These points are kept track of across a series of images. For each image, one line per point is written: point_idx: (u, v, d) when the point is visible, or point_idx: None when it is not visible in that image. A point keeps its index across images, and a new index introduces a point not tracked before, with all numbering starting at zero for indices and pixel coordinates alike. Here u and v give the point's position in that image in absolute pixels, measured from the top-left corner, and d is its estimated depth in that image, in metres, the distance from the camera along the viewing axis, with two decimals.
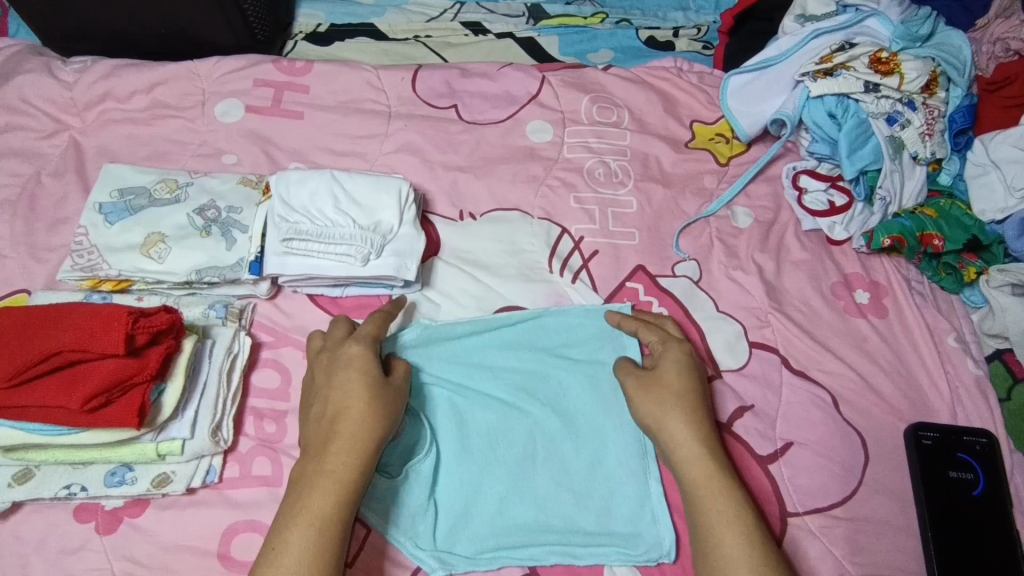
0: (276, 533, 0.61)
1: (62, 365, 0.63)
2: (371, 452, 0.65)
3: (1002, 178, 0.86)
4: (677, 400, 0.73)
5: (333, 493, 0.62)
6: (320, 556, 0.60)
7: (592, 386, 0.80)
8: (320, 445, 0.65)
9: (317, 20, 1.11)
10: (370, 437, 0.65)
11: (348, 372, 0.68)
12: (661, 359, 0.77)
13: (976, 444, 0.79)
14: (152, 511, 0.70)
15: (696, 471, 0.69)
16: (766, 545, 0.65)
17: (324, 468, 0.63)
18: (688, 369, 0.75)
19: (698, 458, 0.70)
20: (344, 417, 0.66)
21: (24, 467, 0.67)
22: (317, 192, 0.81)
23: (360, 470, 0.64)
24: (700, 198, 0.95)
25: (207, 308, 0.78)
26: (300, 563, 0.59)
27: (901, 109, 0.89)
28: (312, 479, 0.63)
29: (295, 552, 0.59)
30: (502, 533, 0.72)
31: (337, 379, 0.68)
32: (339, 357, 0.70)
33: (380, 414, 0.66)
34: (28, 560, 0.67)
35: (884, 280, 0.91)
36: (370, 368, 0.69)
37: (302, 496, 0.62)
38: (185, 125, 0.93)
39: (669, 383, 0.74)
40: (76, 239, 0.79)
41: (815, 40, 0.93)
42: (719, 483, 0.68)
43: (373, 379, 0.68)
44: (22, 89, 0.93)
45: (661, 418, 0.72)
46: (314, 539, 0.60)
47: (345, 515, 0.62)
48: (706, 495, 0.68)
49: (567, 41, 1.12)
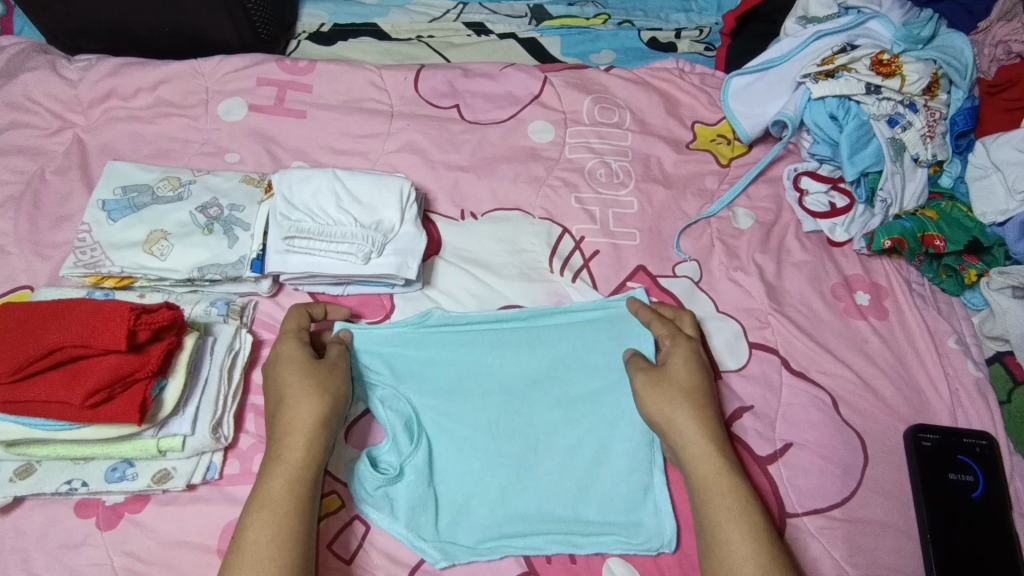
0: (244, 521, 0.63)
1: (64, 360, 0.63)
2: (312, 431, 0.67)
3: (1003, 180, 0.85)
4: (684, 395, 0.73)
5: (285, 475, 0.65)
6: (280, 535, 0.62)
7: (603, 377, 0.80)
8: (271, 434, 0.68)
9: (320, 20, 1.11)
10: (312, 416, 0.68)
11: (295, 363, 0.72)
12: (670, 356, 0.77)
13: (975, 446, 0.79)
14: (152, 507, 0.70)
15: (705, 465, 0.70)
16: (774, 540, 0.66)
17: (276, 455, 0.66)
18: (693, 367, 0.76)
19: (705, 452, 0.70)
20: (287, 405, 0.69)
21: (26, 462, 0.68)
22: (318, 190, 0.81)
23: (306, 447, 0.67)
24: (700, 199, 0.95)
25: (209, 305, 0.79)
26: (258, 542, 0.61)
27: (902, 111, 0.89)
28: (267, 466, 0.66)
29: (254, 536, 0.61)
30: (505, 523, 0.72)
31: (278, 372, 0.72)
32: (280, 353, 0.74)
33: (326, 394, 0.70)
34: (29, 555, 0.67)
35: (884, 281, 0.91)
36: (297, 359, 0.72)
37: (258, 485, 0.65)
38: (189, 124, 0.93)
39: (678, 379, 0.75)
40: (79, 236, 0.80)
41: (816, 41, 0.93)
42: (728, 478, 0.68)
43: (310, 366, 0.72)
44: (26, 86, 0.93)
45: (672, 412, 0.72)
46: (272, 517, 0.62)
47: (300, 495, 0.64)
48: (714, 488, 0.68)
49: (569, 42, 1.12)
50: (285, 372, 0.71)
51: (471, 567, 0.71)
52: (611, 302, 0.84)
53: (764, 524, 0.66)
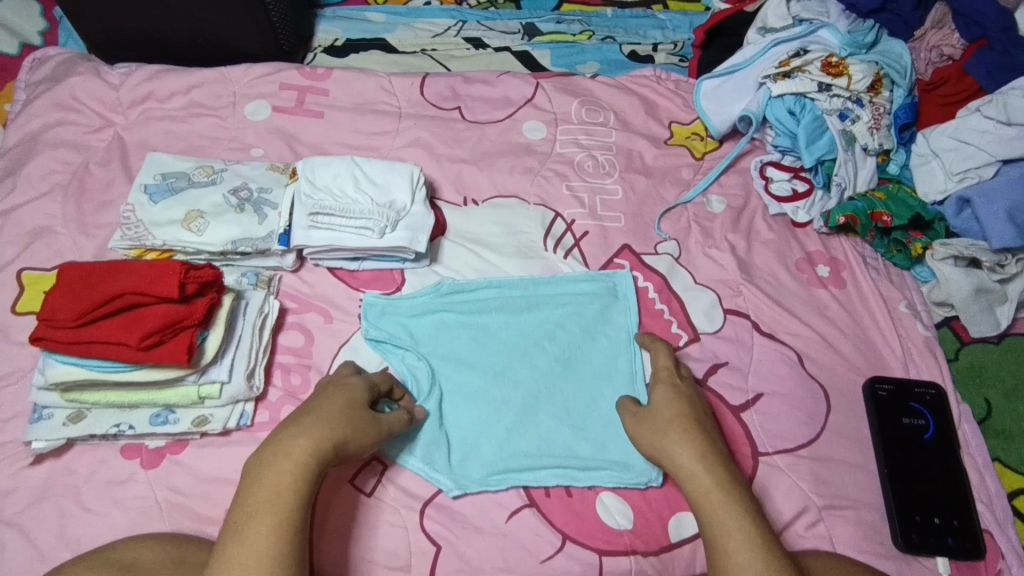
0: (243, 508, 0.64)
1: (122, 308, 0.71)
2: (326, 447, 0.68)
3: (942, 164, 0.98)
4: (669, 425, 0.78)
5: (289, 470, 0.65)
6: (277, 531, 0.62)
7: (598, 340, 0.91)
8: (277, 433, 0.68)
9: (334, 35, 1.24)
10: (331, 437, 0.68)
11: (339, 393, 0.74)
12: (654, 393, 0.82)
13: (926, 394, 0.90)
14: (191, 449, 0.78)
15: (698, 487, 0.73)
16: (768, 548, 0.69)
17: (282, 448, 0.66)
18: (675, 399, 0.80)
19: (698, 474, 0.74)
20: (313, 417, 0.69)
21: (77, 409, 0.76)
22: (338, 174, 0.91)
23: (315, 453, 0.67)
24: (678, 187, 1.06)
25: (239, 276, 0.89)
26: (257, 536, 0.62)
27: (851, 106, 1.03)
28: (269, 457, 0.66)
29: (254, 529, 0.62)
30: (510, 459, 0.82)
31: (324, 394, 0.74)
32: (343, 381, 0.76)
33: (352, 426, 0.71)
34: (80, 490, 0.76)
35: (842, 256, 1.01)
36: (359, 394, 0.75)
37: (257, 472, 0.66)
38: (218, 123, 1.04)
39: (661, 411, 0.79)
40: (124, 214, 0.89)
41: (774, 48, 1.07)
42: (721, 496, 0.72)
43: (358, 399, 0.74)
44: (73, 89, 1.03)
45: (662, 443, 0.77)
46: (273, 514, 0.63)
47: (298, 495, 0.65)
48: (709, 509, 0.72)
49: (558, 54, 1.25)
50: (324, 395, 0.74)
51: (481, 497, 0.80)
52: (601, 274, 0.96)
53: (764, 534, 0.70)
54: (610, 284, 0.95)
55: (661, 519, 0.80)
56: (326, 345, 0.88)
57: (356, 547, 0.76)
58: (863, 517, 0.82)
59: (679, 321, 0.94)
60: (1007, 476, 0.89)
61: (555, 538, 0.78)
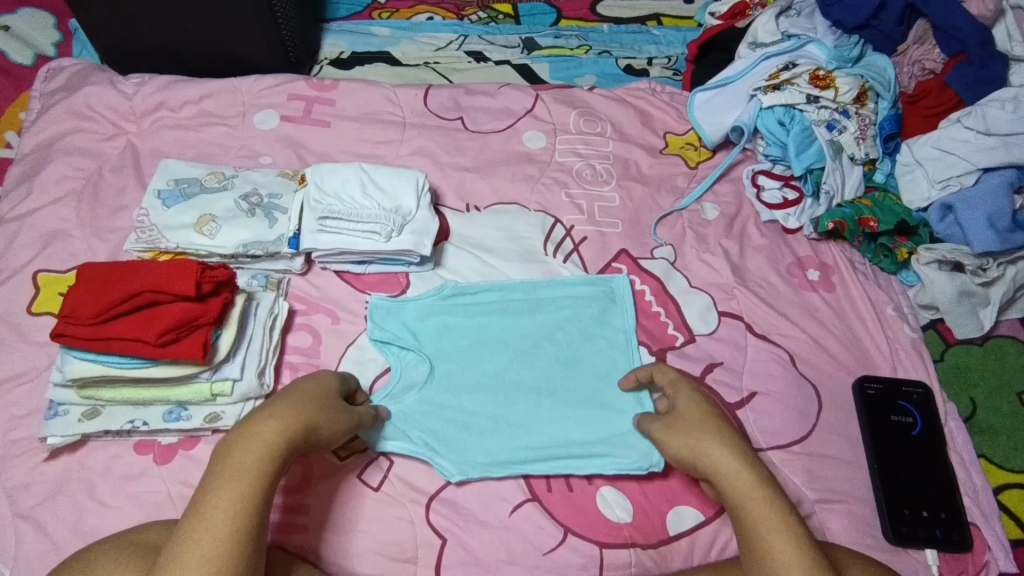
0: (207, 490, 0.63)
1: (140, 307, 0.74)
2: (298, 432, 0.68)
3: (925, 173, 1.03)
4: (702, 426, 0.77)
5: (258, 453, 0.65)
6: (236, 511, 0.62)
7: (597, 341, 0.94)
8: (244, 420, 0.68)
9: (340, 49, 1.28)
10: (302, 417, 0.69)
11: (312, 382, 0.76)
12: (678, 400, 0.81)
13: (913, 393, 0.93)
14: (202, 445, 0.81)
15: (740, 485, 0.72)
16: (813, 545, 0.69)
17: (251, 431, 0.66)
18: (700, 402, 0.80)
19: (739, 473, 0.73)
20: (283, 402, 0.70)
21: (93, 406, 0.78)
22: (346, 180, 0.95)
23: (283, 438, 0.67)
24: (673, 194, 1.10)
25: (251, 278, 0.92)
26: (218, 514, 0.61)
27: (838, 117, 1.07)
28: (236, 441, 0.66)
29: (220, 508, 0.62)
30: (513, 451, 0.84)
31: (293, 383, 0.75)
32: (317, 376, 0.78)
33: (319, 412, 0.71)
34: (95, 484, 0.78)
35: (831, 261, 1.05)
36: (330, 384, 0.77)
37: (223, 455, 0.65)
38: (228, 132, 1.07)
39: (691, 414, 0.78)
40: (138, 218, 0.92)
41: (764, 61, 1.12)
42: (763, 493, 0.71)
43: (329, 388, 0.76)
44: (88, 97, 1.07)
45: (698, 444, 0.75)
46: (234, 494, 0.63)
47: (264, 477, 0.65)
48: (752, 507, 0.71)
49: (556, 68, 1.29)
50: (299, 385, 0.74)
51: (485, 490, 0.82)
52: (599, 278, 0.99)
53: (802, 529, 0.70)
54: (608, 289, 0.98)
55: (659, 512, 0.83)
56: (334, 345, 0.91)
57: (361, 539, 0.78)
58: (855, 511, 0.85)
59: (675, 323, 0.97)
60: (993, 472, 0.92)
61: (557, 531, 0.80)
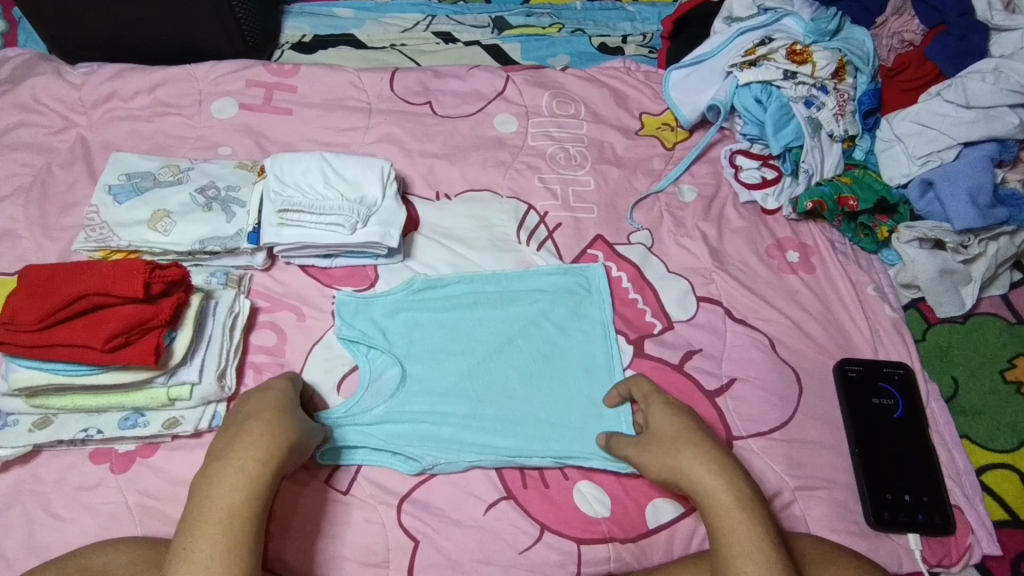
0: (187, 534, 0.60)
1: (86, 309, 0.71)
2: (280, 451, 0.67)
3: (905, 148, 1.00)
4: (676, 442, 0.74)
5: (243, 483, 0.63)
6: (234, 549, 0.60)
7: (574, 334, 0.91)
8: (218, 456, 0.66)
9: (302, 32, 1.23)
10: (277, 435, 0.68)
11: (271, 399, 0.73)
12: (651, 415, 0.79)
13: (895, 374, 0.91)
14: (162, 452, 0.77)
15: (715, 501, 0.70)
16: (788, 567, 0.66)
17: (227, 463, 0.64)
18: (674, 416, 0.77)
19: (716, 489, 0.70)
20: (251, 427, 0.68)
21: (43, 415, 0.75)
22: (307, 170, 0.91)
23: (269, 465, 0.65)
24: (649, 177, 1.07)
25: (209, 275, 0.88)
26: (213, 556, 0.59)
27: (816, 93, 1.05)
28: (212, 480, 0.63)
29: (208, 548, 0.59)
30: (487, 449, 0.82)
31: (247, 405, 0.72)
32: (272, 392, 0.75)
33: (291, 426, 0.70)
34: (48, 497, 0.74)
35: (811, 241, 1.03)
36: (287, 397, 0.75)
37: (199, 496, 0.63)
38: (184, 122, 1.02)
39: (663, 430, 0.76)
40: (88, 216, 0.88)
41: (740, 37, 1.09)
42: (739, 512, 0.68)
43: (289, 399, 0.75)
44: (34, 89, 1.02)
45: (674, 460, 0.73)
46: (224, 534, 0.60)
47: (253, 506, 0.63)
48: (725, 525, 0.68)
49: (528, 48, 1.25)
50: (261, 406, 0.72)
51: (457, 490, 0.80)
52: (574, 267, 0.96)
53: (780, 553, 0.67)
54: (583, 278, 0.95)
55: (638, 505, 0.81)
56: (299, 344, 0.88)
57: (331, 544, 0.76)
58: (837, 497, 0.83)
59: (653, 310, 0.94)
60: (975, 453, 0.91)
61: (533, 530, 0.78)
